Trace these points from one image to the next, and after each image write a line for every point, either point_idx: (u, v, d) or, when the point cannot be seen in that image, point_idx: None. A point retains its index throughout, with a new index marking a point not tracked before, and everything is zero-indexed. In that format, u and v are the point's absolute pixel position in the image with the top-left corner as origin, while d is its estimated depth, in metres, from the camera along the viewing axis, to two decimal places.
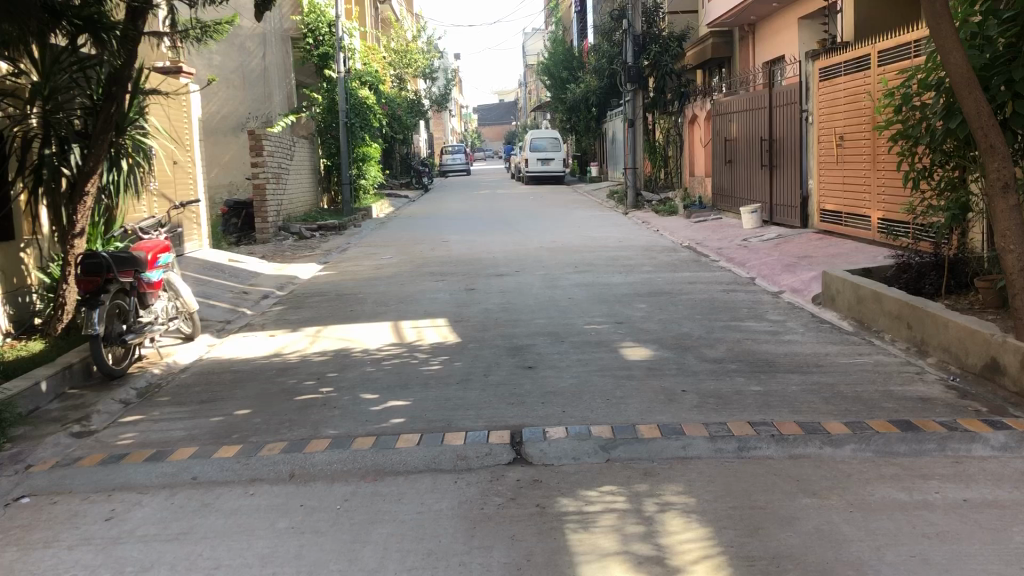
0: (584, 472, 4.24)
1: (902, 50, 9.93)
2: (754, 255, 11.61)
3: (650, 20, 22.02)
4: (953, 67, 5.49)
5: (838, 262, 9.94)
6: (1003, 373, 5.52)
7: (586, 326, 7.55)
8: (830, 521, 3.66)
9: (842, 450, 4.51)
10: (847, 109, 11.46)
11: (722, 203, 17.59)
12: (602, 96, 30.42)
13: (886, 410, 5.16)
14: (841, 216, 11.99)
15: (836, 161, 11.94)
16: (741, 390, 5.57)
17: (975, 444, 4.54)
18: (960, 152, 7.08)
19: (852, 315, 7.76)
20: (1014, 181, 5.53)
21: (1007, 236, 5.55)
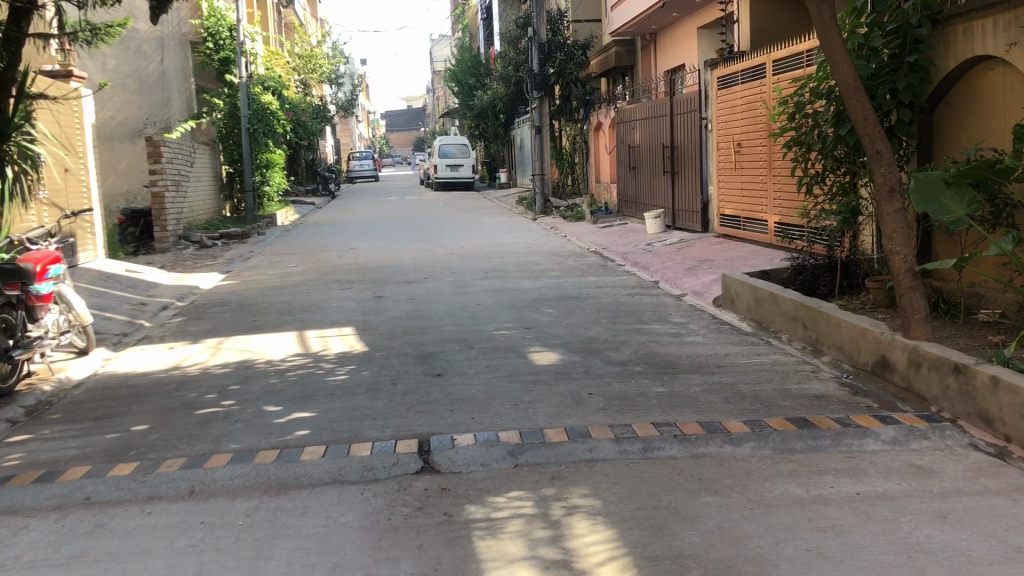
0: (492, 478, 4.24)
1: (795, 60, 10.29)
2: (658, 259, 11.84)
3: (555, 28, 22.23)
4: (841, 77, 5.72)
5: (737, 265, 10.22)
6: (893, 369, 5.76)
7: (495, 332, 7.57)
8: (731, 518, 3.75)
9: (742, 448, 4.63)
10: (744, 117, 11.80)
11: (627, 208, 17.90)
12: (510, 103, 30.54)
13: (784, 408, 5.33)
14: (739, 220, 12.35)
15: (735, 167, 12.27)
16: (645, 392, 5.67)
17: (866, 439, 4.73)
18: (850, 158, 7.40)
19: (750, 316, 7.99)
20: (899, 186, 5.77)
21: (893, 238, 5.77)
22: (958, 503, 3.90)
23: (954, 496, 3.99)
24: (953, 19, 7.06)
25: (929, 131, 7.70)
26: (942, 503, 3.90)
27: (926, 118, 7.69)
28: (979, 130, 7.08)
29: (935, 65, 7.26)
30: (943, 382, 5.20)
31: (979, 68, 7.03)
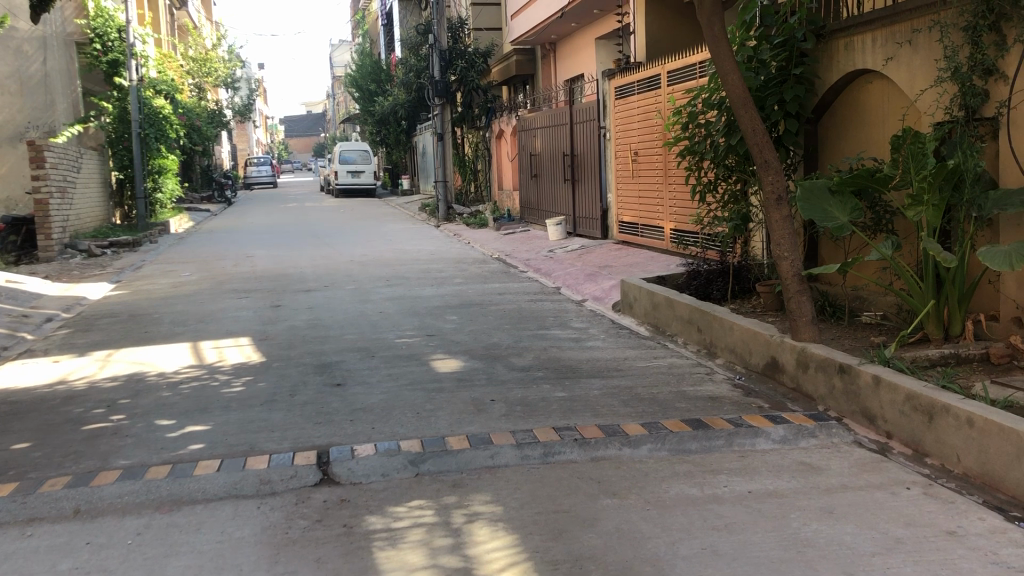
0: (392, 488, 4.21)
1: (688, 70, 10.56)
2: (560, 265, 11.98)
3: (456, 35, 22.18)
4: (731, 88, 5.92)
5: (636, 271, 10.42)
6: (782, 370, 5.97)
7: (397, 340, 7.52)
8: (629, 520, 3.82)
9: (640, 450, 4.73)
10: (640, 125, 12.05)
11: (529, 215, 18.05)
12: (411, 110, 30.39)
13: (680, 410, 5.46)
14: (637, 227, 12.59)
15: (632, 175, 12.52)
16: (546, 397, 5.72)
17: (758, 438, 4.88)
18: (741, 167, 7.65)
19: (648, 321, 8.17)
20: (786, 194, 5.99)
21: (781, 244, 5.99)
22: (843, 498, 4.07)
23: (840, 491, 4.16)
24: (835, 33, 7.37)
25: (814, 141, 8.02)
26: (828, 499, 4.06)
27: (812, 128, 8.01)
28: (860, 140, 7.41)
29: (819, 77, 7.58)
30: (829, 381, 5.41)
31: (860, 81, 7.36)
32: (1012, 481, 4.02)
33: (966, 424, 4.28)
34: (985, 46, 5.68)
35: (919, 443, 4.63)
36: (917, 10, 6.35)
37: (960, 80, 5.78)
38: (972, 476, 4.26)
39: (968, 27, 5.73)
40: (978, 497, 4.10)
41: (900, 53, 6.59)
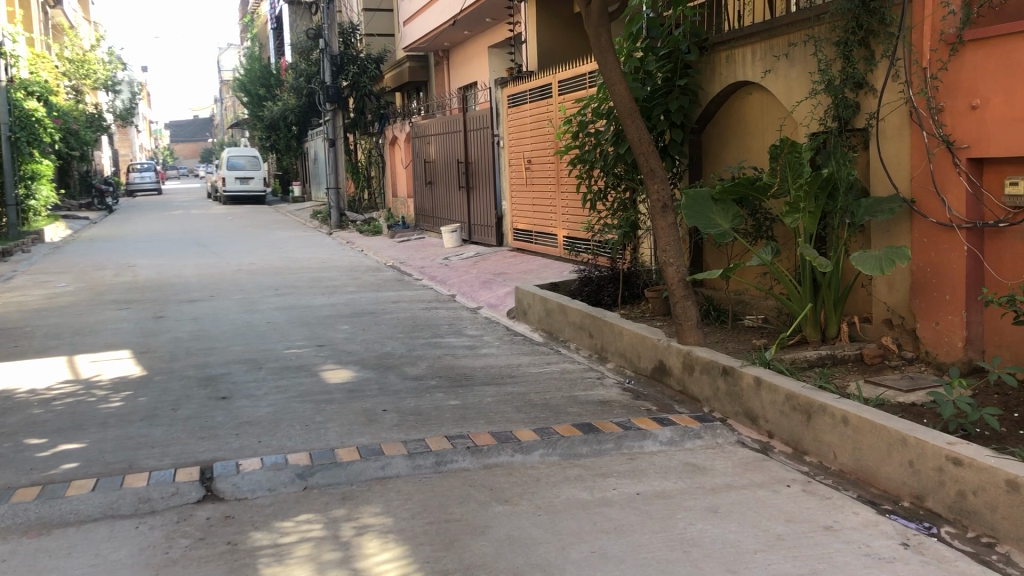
0: (279, 503, 4.10)
1: (578, 80, 10.71)
2: (454, 273, 11.97)
3: (349, 41, 21.86)
4: (617, 98, 6.04)
5: (530, 278, 10.49)
6: (669, 373, 6.11)
7: (286, 351, 7.36)
8: (520, 526, 3.83)
9: (532, 456, 4.75)
10: (533, 134, 12.17)
11: (424, 223, 17.98)
12: (302, 115, 29.77)
13: (571, 414, 5.52)
14: (531, 234, 12.69)
15: (526, 183, 12.62)
16: (439, 406, 5.69)
17: (646, 440, 4.98)
18: (629, 175, 7.82)
19: (542, 327, 8.24)
20: (671, 202, 6.15)
21: (667, 251, 6.13)
22: (727, 498, 4.19)
23: (724, 491, 4.28)
24: (717, 46, 7.61)
25: (699, 150, 8.26)
26: (713, 499, 4.17)
27: (697, 138, 8.24)
28: (742, 150, 7.68)
29: (703, 89, 7.82)
30: (713, 384, 5.57)
31: (740, 93, 7.62)
32: (883, 476, 4.22)
33: (841, 422, 4.47)
34: (855, 61, 5.96)
35: (798, 442, 4.80)
36: (792, 25, 6.61)
37: (833, 92, 6.05)
38: (847, 472, 4.45)
39: (840, 42, 6.00)
40: (852, 492, 4.28)
41: (778, 66, 6.85)
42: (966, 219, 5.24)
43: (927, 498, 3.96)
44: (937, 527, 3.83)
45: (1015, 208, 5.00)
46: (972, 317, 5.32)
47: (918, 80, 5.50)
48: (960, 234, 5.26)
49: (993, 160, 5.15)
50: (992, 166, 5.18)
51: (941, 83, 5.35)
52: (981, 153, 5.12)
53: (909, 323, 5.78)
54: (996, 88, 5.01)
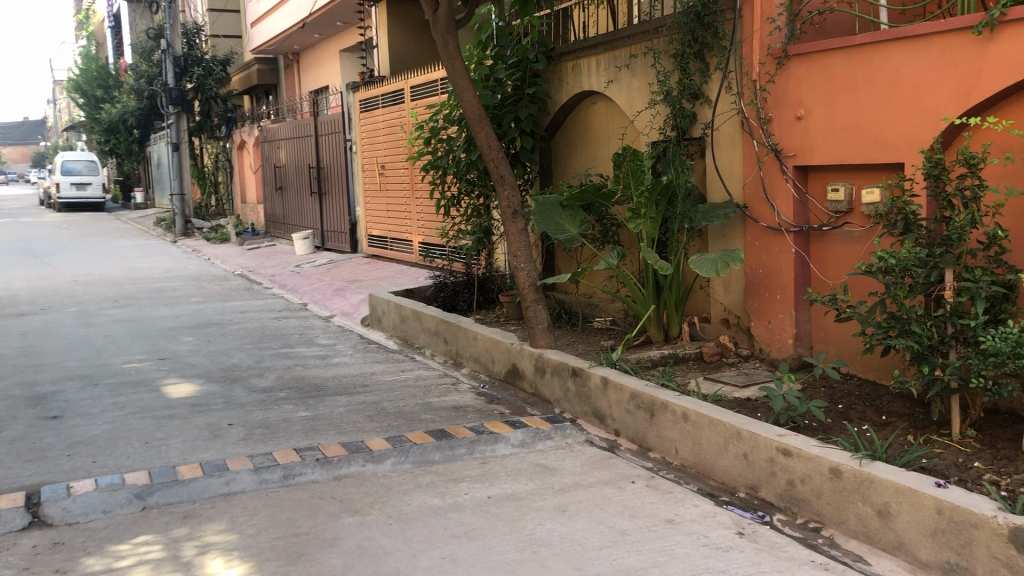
0: (115, 526, 3.91)
1: (430, 87, 10.72)
2: (306, 281, 11.72)
3: (191, 42, 20.82)
4: (466, 104, 6.09)
5: (384, 285, 10.41)
6: (521, 376, 6.21)
7: (124, 365, 7.01)
8: (370, 536, 3.80)
9: (383, 465, 4.71)
10: (386, 139, 12.10)
11: (275, 229, 17.55)
12: (143, 117, 28.43)
13: (424, 421, 5.51)
14: (386, 240, 12.61)
15: (380, 189, 12.53)
16: (288, 418, 5.57)
17: (498, 444, 5.03)
18: (482, 182, 7.89)
19: (396, 334, 8.20)
20: (521, 208, 6.26)
21: (517, 256, 6.22)
22: (575, 497, 4.29)
23: (572, 490, 4.38)
24: (563, 56, 7.80)
25: (549, 157, 8.42)
26: (561, 498, 4.26)
27: (546, 145, 8.41)
28: (589, 157, 7.89)
29: (551, 98, 8.01)
30: (564, 385, 5.69)
31: (586, 102, 7.84)
32: (721, 469, 4.42)
33: (681, 419, 4.66)
34: (691, 72, 6.23)
35: (642, 439, 4.97)
36: (633, 36, 6.86)
37: (672, 103, 6.31)
38: (688, 466, 4.65)
39: (677, 54, 6.27)
40: (693, 485, 4.47)
41: (621, 77, 7.09)
42: (793, 223, 5.57)
43: (761, 487, 4.18)
44: (770, 515, 4.05)
45: (836, 213, 5.34)
46: (800, 316, 5.65)
47: (749, 92, 5.80)
48: (788, 237, 5.59)
49: (817, 168, 5.50)
50: (816, 173, 5.53)
51: (769, 96, 5.67)
52: (806, 161, 5.46)
53: (744, 323, 6.10)
54: (818, 99, 5.34)
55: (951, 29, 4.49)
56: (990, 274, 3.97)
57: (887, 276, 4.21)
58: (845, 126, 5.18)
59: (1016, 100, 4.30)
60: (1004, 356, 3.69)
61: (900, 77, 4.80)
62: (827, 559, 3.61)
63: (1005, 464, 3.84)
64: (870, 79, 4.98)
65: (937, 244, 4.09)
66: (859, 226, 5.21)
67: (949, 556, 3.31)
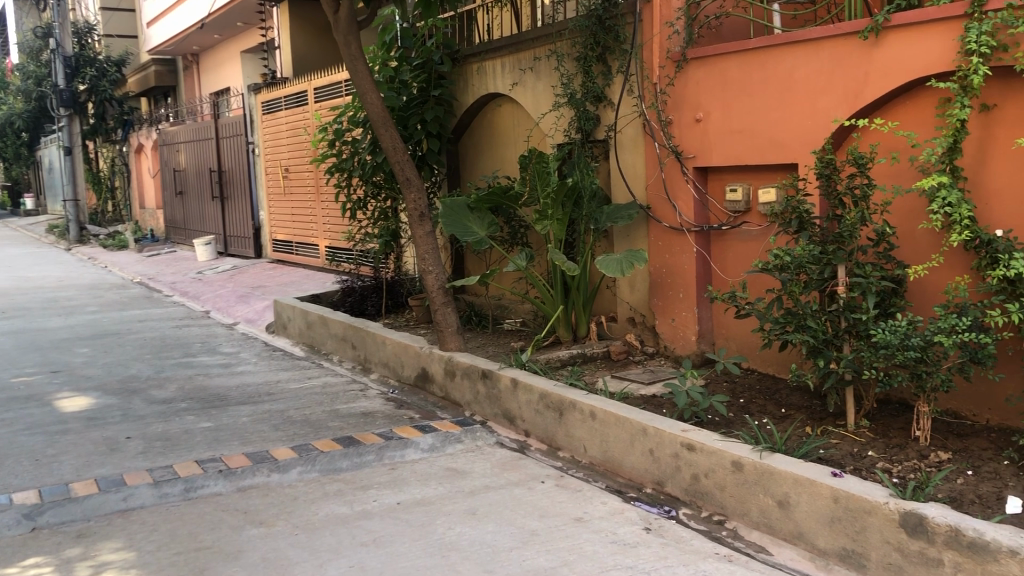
0: (3, 548, 3.73)
1: (334, 89, 10.57)
2: (209, 288, 11.42)
3: (82, 41, 19.96)
4: (370, 106, 6.02)
5: (290, 290, 10.21)
6: (431, 380, 6.18)
7: (13, 379, 6.69)
8: (276, 547, 3.71)
9: (289, 475, 4.62)
10: (289, 142, 11.88)
11: (175, 235, 17.06)
12: (33, 120, 27.23)
13: (332, 429, 5.43)
14: (292, 245, 12.38)
15: (284, 192, 12.30)
16: (190, 429, 5.40)
17: (407, 449, 4.99)
18: (388, 184, 7.82)
19: (303, 340, 8.06)
20: (428, 211, 6.22)
21: (425, 259, 6.18)
22: (485, 499, 4.28)
23: (482, 493, 4.37)
24: (468, 58, 7.80)
25: (456, 159, 8.42)
26: (471, 501, 4.25)
27: (453, 148, 8.41)
28: (496, 159, 7.92)
29: (456, 99, 7.99)
30: (474, 387, 5.68)
31: (492, 104, 7.86)
32: (628, 466, 4.48)
33: (589, 417, 4.71)
34: (594, 75, 6.30)
35: (552, 438, 5.01)
36: (537, 39, 6.89)
37: (575, 105, 6.38)
38: (596, 464, 4.70)
39: (580, 57, 6.33)
40: (601, 483, 4.52)
41: (525, 79, 7.13)
42: (694, 223, 5.69)
43: (666, 482, 4.26)
44: (676, 510, 4.12)
45: (735, 212, 5.49)
46: (702, 313, 5.78)
47: (650, 95, 5.90)
48: (690, 237, 5.70)
49: (716, 169, 5.64)
50: (715, 174, 5.67)
51: (669, 98, 5.78)
52: (706, 162, 5.59)
53: (649, 321, 6.20)
54: (715, 102, 5.47)
55: (839, 34, 4.65)
56: (879, 269, 4.13)
57: (783, 273, 4.34)
58: (741, 127, 5.32)
59: (900, 103, 4.50)
60: (894, 348, 3.83)
61: (793, 80, 4.96)
62: (731, 551, 3.70)
63: (897, 452, 4.00)
64: (764, 82, 5.13)
65: (830, 241, 4.23)
66: (757, 225, 5.36)
67: (845, 543, 3.43)
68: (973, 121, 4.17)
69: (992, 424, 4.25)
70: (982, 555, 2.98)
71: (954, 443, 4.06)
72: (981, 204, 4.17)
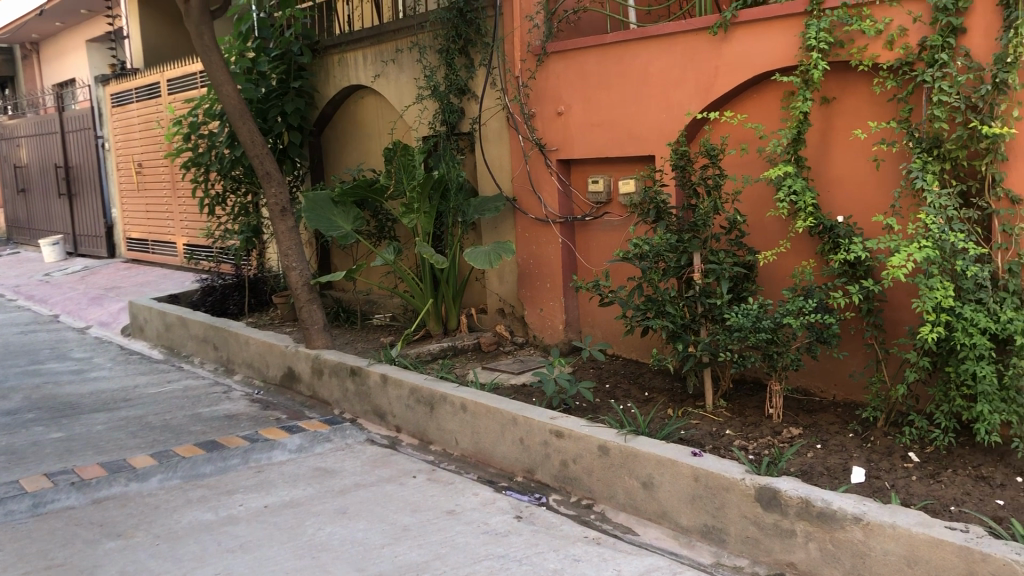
0: None
1: (188, 80, 10.16)
2: (57, 291, 10.80)
3: None
4: (226, 99, 5.83)
5: (146, 291, 9.78)
6: (299, 379, 6.05)
7: None
8: (136, 560, 3.56)
9: (148, 483, 4.43)
10: (142, 136, 11.37)
11: (18, 235, 16.05)
12: None
13: (194, 433, 5.24)
14: (147, 244, 11.87)
15: (138, 189, 11.76)
16: (38, 441, 5.10)
17: (274, 451, 4.87)
18: (248, 179, 7.61)
19: (161, 342, 7.74)
20: (290, 206, 6.08)
21: (288, 255, 6.04)
22: (356, 497, 4.23)
23: (352, 491, 4.32)
24: (328, 49, 7.65)
25: (319, 152, 8.28)
26: (342, 500, 4.18)
27: (316, 140, 8.26)
28: (360, 152, 7.83)
29: (317, 91, 7.83)
30: (342, 385, 5.60)
31: (355, 96, 7.75)
32: (499, 455, 4.52)
33: (460, 410, 4.72)
34: (457, 68, 6.30)
35: (423, 433, 5.00)
36: (399, 31, 6.83)
37: (439, 98, 6.36)
38: (468, 455, 4.72)
39: (442, 50, 6.31)
40: (473, 474, 4.54)
41: (387, 71, 7.07)
42: (559, 214, 5.79)
43: (537, 470, 4.32)
44: (546, 496, 4.19)
45: (597, 203, 5.62)
46: (569, 302, 5.89)
47: (512, 88, 5.94)
48: (555, 228, 5.80)
49: (578, 161, 5.75)
50: (578, 166, 5.78)
51: (531, 91, 5.84)
52: (568, 154, 5.69)
53: (518, 311, 6.27)
54: (575, 96, 5.57)
55: (691, 29, 4.81)
56: (732, 255, 4.32)
57: (643, 261, 4.46)
58: (601, 121, 5.43)
59: (749, 97, 4.71)
60: (747, 330, 4.01)
61: (649, 74, 5.10)
62: (599, 534, 3.79)
63: (752, 429, 4.20)
64: (622, 76, 5.26)
65: (686, 229, 4.39)
66: (618, 216, 5.51)
67: (706, 519, 3.57)
68: (814, 114, 4.41)
69: (838, 399, 4.51)
70: (831, 523, 3.16)
71: (804, 419, 4.29)
72: (823, 191, 4.41)
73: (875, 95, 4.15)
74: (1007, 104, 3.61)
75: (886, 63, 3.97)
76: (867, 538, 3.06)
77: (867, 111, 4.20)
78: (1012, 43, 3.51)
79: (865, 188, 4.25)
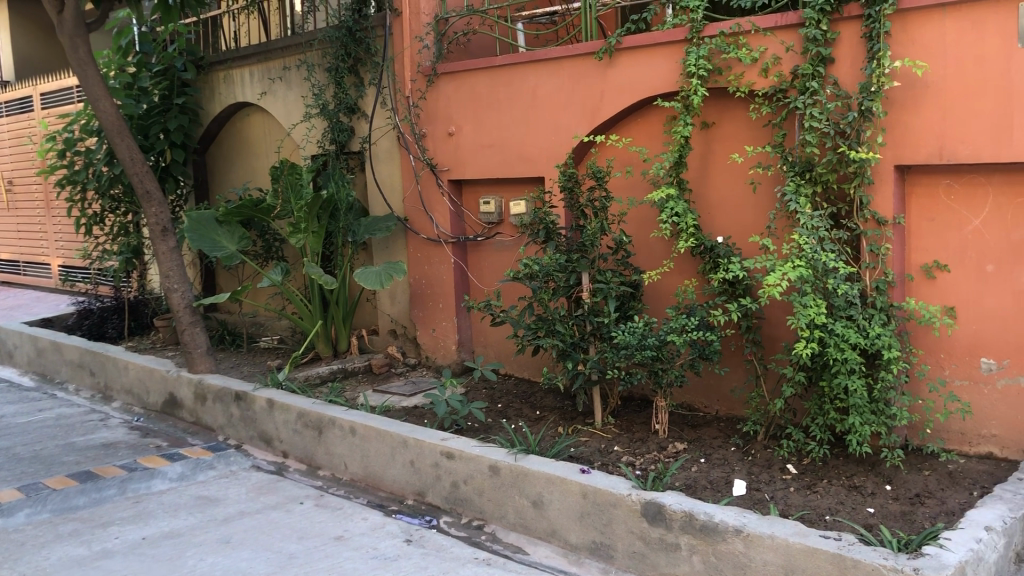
0: None
1: (63, 94, 9.75)
2: None
3: None
4: (104, 115, 5.61)
5: (16, 315, 9.28)
6: (181, 405, 5.84)
7: None
8: None
9: (15, 518, 4.19)
10: (12, 152, 10.82)
11: None
12: None
13: (67, 464, 4.98)
14: (18, 265, 11.27)
15: (8, 207, 11.17)
16: None
17: (153, 480, 4.68)
18: (128, 198, 7.33)
19: (33, 369, 7.35)
20: (172, 226, 5.88)
21: (169, 277, 5.83)
22: (240, 525, 4.11)
23: (236, 519, 4.19)
24: (213, 65, 7.47)
25: (203, 170, 8.05)
26: (225, 529, 4.05)
27: (200, 158, 8.03)
28: (247, 171, 7.66)
29: (202, 108, 7.62)
30: (227, 411, 5.44)
31: (241, 114, 7.59)
32: (389, 478, 4.47)
33: (349, 433, 4.64)
34: (346, 87, 6.24)
35: (311, 457, 4.90)
36: (286, 49, 6.73)
37: (327, 117, 6.29)
38: (357, 480, 4.64)
39: (331, 68, 6.25)
40: (363, 498, 4.47)
41: (275, 88, 6.95)
42: (450, 234, 5.79)
43: (427, 492, 4.29)
44: (436, 519, 4.16)
45: (488, 224, 5.65)
46: (461, 321, 5.89)
47: (402, 107, 5.92)
48: (446, 248, 5.80)
49: (468, 181, 5.78)
50: (469, 186, 5.81)
51: (421, 112, 5.83)
52: (458, 175, 5.70)
53: (410, 332, 6.23)
54: (466, 117, 5.60)
55: (578, 54, 4.91)
56: (619, 275, 4.40)
57: (533, 281, 4.48)
58: (492, 142, 5.47)
59: (634, 120, 4.83)
60: (633, 348, 4.09)
61: (538, 96, 5.17)
62: (489, 554, 3.78)
63: (639, 445, 4.27)
64: (511, 98, 5.31)
65: (574, 250, 4.45)
66: (509, 236, 5.55)
67: (594, 536, 3.61)
68: (695, 138, 4.55)
69: (721, 414, 4.64)
70: (713, 536, 3.24)
71: (689, 434, 4.40)
72: (705, 212, 4.55)
73: (752, 120, 4.32)
74: (872, 130, 3.81)
75: (762, 90, 4.13)
76: (748, 549, 3.15)
77: (745, 135, 4.36)
78: (876, 74, 3.71)
79: (743, 210, 4.40)
